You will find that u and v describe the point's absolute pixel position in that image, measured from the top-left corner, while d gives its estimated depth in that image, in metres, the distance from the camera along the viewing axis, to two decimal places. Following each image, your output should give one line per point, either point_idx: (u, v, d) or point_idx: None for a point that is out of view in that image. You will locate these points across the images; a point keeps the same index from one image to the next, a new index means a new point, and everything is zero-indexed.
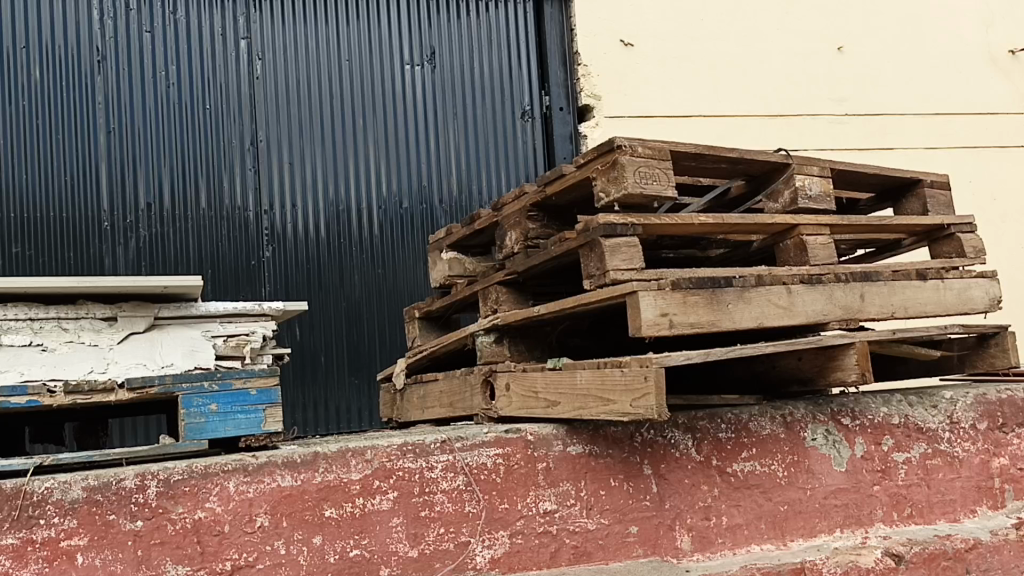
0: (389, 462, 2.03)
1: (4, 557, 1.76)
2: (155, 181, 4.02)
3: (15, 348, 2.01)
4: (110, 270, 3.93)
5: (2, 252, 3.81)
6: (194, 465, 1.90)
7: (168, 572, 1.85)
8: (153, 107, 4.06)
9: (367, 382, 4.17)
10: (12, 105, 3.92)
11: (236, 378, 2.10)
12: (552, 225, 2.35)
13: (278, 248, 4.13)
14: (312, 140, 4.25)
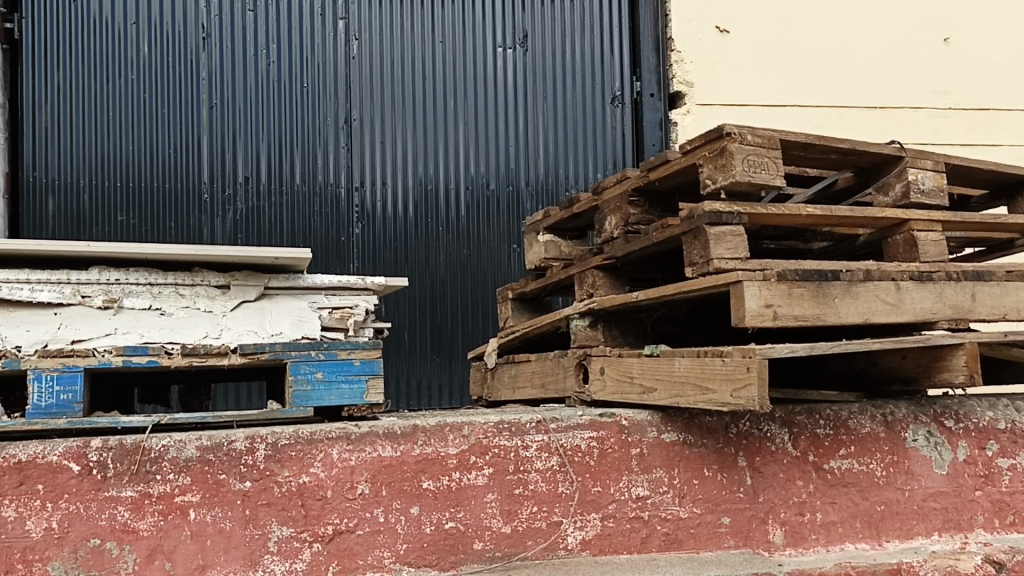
0: (485, 438, 2.06)
1: (123, 508, 1.86)
2: (253, 155, 4.15)
3: (135, 311, 2.10)
4: (208, 240, 4.08)
5: (109, 220, 3.99)
6: (301, 431, 1.97)
7: (273, 532, 1.92)
8: (253, 84, 4.17)
9: (449, 361, 4.23)
10: (121, 79, 4.06)
11: (341, 348, 2.18)
12: (653, 211, 2.35)
13: (367, 225, 4.22)
14: (404, 120, 4.31)
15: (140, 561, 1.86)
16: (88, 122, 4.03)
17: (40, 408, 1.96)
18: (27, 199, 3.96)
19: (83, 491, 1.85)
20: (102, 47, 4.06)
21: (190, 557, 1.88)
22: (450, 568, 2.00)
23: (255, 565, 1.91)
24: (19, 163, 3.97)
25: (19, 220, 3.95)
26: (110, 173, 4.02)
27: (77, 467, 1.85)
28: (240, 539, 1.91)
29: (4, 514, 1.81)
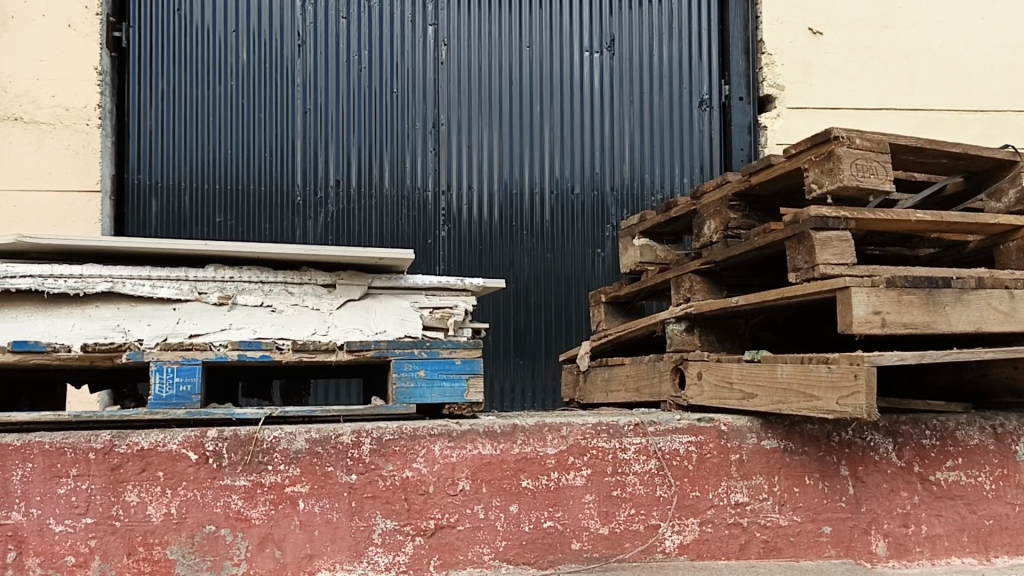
0: (583, 440, 2.07)
1: (237, 496, 1.94)
2: (344, 159, 4.25)
3: (248, 307, 2.19)
4: (301, 240, 4.20)
5: (207, 221, 4.15)
6: (404, 428, 2.02)
7: (378, 525, 1.98)
8: (345, 91, 4.28)
9: (532, 364, 4.26)
10: (222, 85, 4.22)
11: (443, 347, 2.22)
12: (753, 216, 2.32)
13: (454, 228, 4.29)
14: (490, 124, 4.37)
15: (252, 548, 1.93)
16: (190, 127, 4.19)
17: (161, 400, 2.05)
18: (132, 201, 4.14)
19: (200, 479, 1.93)
20: (203, 55, 4.22)
21: (299, 546, 1.95)
22: (548, 566, 2.03)
23: (360, 556, 1.97)
24: (125, 166, 4.15)
25: (125, 221, 4.13)
26: (209, 176, 4.18)
27: (195, 456, 1.93)
28: (346, 530, 1.97)
29: (127, 498, 1.90)
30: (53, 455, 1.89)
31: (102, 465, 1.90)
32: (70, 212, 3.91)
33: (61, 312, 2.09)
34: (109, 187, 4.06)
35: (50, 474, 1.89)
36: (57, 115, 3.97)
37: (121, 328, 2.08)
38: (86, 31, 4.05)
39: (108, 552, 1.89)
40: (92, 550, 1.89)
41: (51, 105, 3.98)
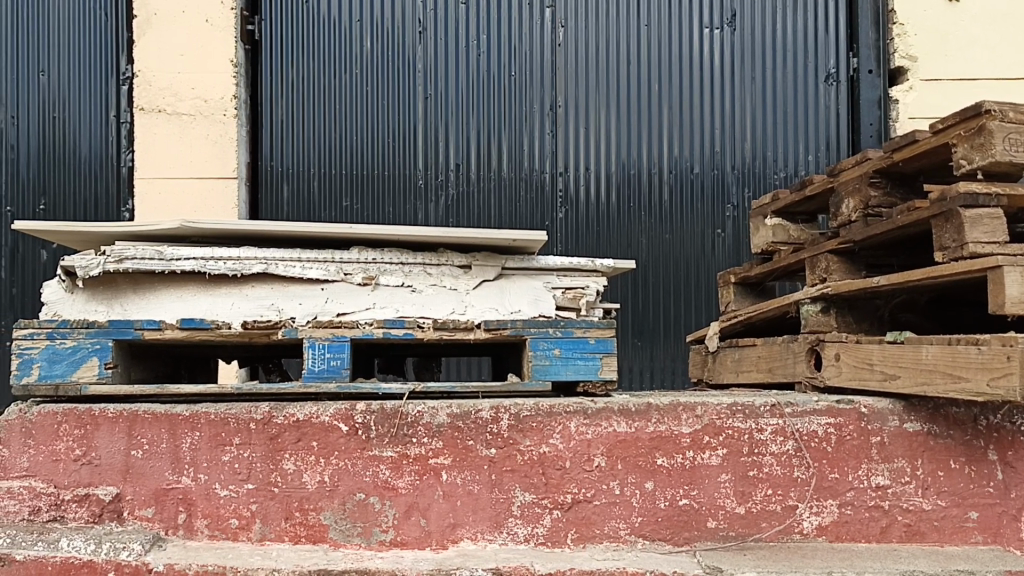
0: (719, 420, 2.08)
1: (385, 466, 2.04)
2: (463, 142, 4.34)
3: (390, 288, 2.28)
4: (422, 223, 4.32)
5: (335, 206, 4.32)
6: (541, 404, 2.08)
7: (517, 497, 2.05)
8: (465, 76, 4.35)
9: (651, 345, 4.26)
10: (347, 73, 4.35)
11: (577, 327, 2.27)
12: (896, 193, 2.26)
13: (571, 210, 4.32)
14: (607, 104, 4.37)
15: (399, 516, 2.04)
16: (318, 115, 4.36)
17: (315, 373, 2.18)
18: (266, 187, 4.34)
19: (350, 449, 2.04)
20: (330, 45, 4.36)
21: (442, 515, 2.04)
22: (684, 544, 2.05)
23: (500, 527, 2.05)
24: (259, 154, 4.35)
25: (259, 206, 4.34)
26: (336, 162, 4.34)
27: (345, 427, 2.05)
28: (488, 501, 2.05)
29: (284, 466, 2.03)
30: (218, 425, 2.04)
31: (262, 434, 2.04)
32: (211, 199, 4.13)
33: (220, 292, 2.23)
34: (245, 174, 4.27)
35: (216, 442, 2.03)
36: (197, 107, 4.18)
37: (275, 307, 2.22)
38: (223, 25, 4.23)
39: (268, 516, 2.03)
40: (253, 514, 2.03)
41: (191, 97, 4.19)
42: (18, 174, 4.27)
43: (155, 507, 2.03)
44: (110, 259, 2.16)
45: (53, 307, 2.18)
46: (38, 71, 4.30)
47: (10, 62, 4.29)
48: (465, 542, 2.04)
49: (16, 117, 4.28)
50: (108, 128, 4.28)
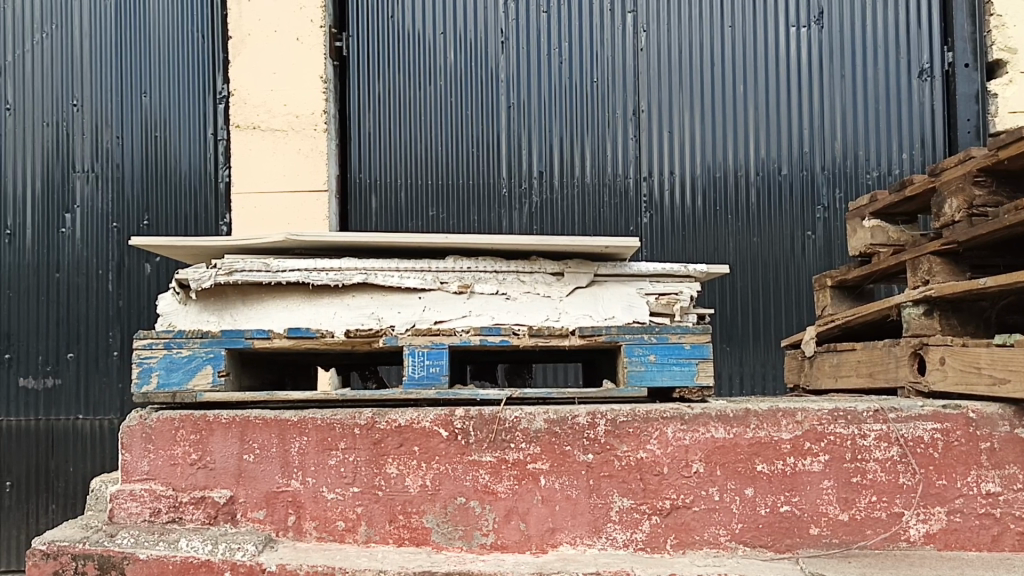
0: (820, 425, 2.06)
1: (484, 471, 2.08)
2: (546, 150, 4.37)
3: (485, 296, 2.33)
4: (507, 231, 4.37)
5: (422, 216, 4.41)
6: (637, 410, 2.08)
7: (615, 503, 2.07)
8: (546, 84, 4.39)
9: (740, 351, 4.21)
10: (432, 85, 4.43)
11: (672, 332, 2.27)
12: (1001, 192, 2.20)
13: (656, 215, 4.31)
14: (691, 108, 4.35)
15: (499, 520, 2.07)
16: (405, 127, 4.45)
17: (415, 380, 2.25)
18: (354, 199, 4.44)
19: (451, 454, 2.09)
20: (415, 57, 4.45)
21: (542, 520, 2.07)
22: (787, 550, 2.04)
23: (599, 532, 2.06)
24: (348, 166, 4.46)
25: (349, 217, 4.44)
26: (422, 173, 4.42)
27: (445, 432, 2.09)
28: (586, 506, 2.07)
29: (388, 470, 2.09)
30: (325, 430, 2.11)
31: (365, 439, 2.10)
32: (304, 212, 4.25)
33: (322, 302, 2.31)
34: (335, 186, 4.38)
35: (323, 446, 2.11)
36: (289, 122, 4.31)
37: (375, 316, 2.29)
38: (312, 43, 4.36)
39: (373, 519, 2.09)
40: (359, 516, 2.10)
41: (284, 113, 4.32)
42: (123, 191, 4.48)
43: (266, 510, 2.11)
44: (221, 272, 2.27)
45: (169, 318, 2.30)
46: (141, 93, 4.50)
47: (114, 85, 4.50)
48: (564, 547, 2.07)
49: (122, 137, 4.49)
50: (206, 146, 4.46)
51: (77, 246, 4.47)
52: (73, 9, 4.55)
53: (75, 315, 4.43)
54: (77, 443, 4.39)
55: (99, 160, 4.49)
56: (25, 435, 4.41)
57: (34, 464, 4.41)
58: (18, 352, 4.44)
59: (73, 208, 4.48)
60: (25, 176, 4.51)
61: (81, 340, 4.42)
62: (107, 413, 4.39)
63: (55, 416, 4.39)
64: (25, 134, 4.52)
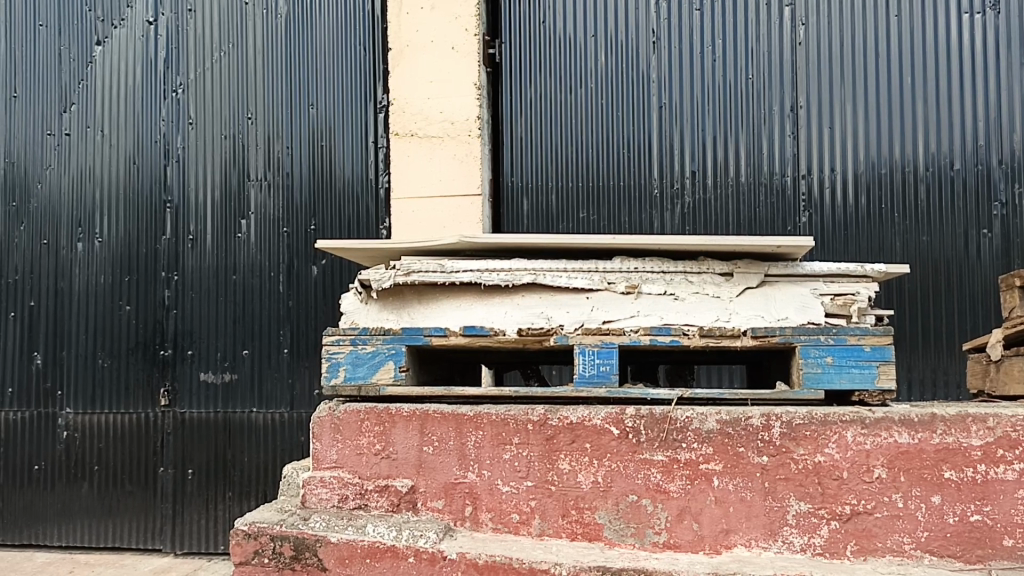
0: (1014, 432, 1.98)
1: (656, 470, 2.11)
2: (699, 150, 4.32)
3: (653, 296, 2.33)
4: (659, 231, 4.35)
5: (572, 218, 4.45)
6: (814, 412, 2.06)
7: (792, 506, 2.05)
8: (701, 84, 4.33)
9: (907, 356, 4.04)
10: (583, 89, 4.46)
11: (850, 334, 2.20)
12: None
13: (816, 214, 4.19)
14: (853, 102, 4.20)
15: (671, 519, 2.09)
16: (557, 130, 4.49)
17: (585, 378, 2.29)
18: (508, 201, 4.53)
19: (622, 452, 2.13)
20: (567, 62, 4.49)
21: (715, 520, 2.08)
22: (977, 561, 1.98)
23: (775, 535, 2.05)
24: (500, 170, 4.55)
25: (502, 220, 4.54)
26: (574, 175, 4.46)
27: (617, 430, 2.14)
28: (761, 509, 2.06)
29: (560, 466, 2.16)
30: (499, 425, 2.20)
31: (538, 435, 2.17)
32: (461, 215, 4.37)
33: (494, 302, 2.39)
34: (489, 191, 4.48)
35: (497, 441, 2.20)
36: (445, 129, 4.42)
37: (545, 315, 2.34)
38: (468, 51, 4.45)
39: (546, 512, 2.16)
40: (533, 510, 2.17)
41: (440, 120, 4.44)
42: (292, 198, 4.75)
43: (445, 500, 2.22)
44: (399, 272, 2.42)
45: (352, 317, 2.48)
46: (309, 105, 4.75)
47: (286, 99, 4.77)
48: (738, 548, 2.07)
49: (292, 147, 4.76)
50: (367, 154, 4.67)
51: (252, 249, 4.78)
52: (247, 29, 4.84)
53: (251, 314, 4.75)
54: (253, 435, 4.72)
55: (271, 169, 4.78)
56: (206, 426, 4.78)
57: (214, 454, 4.77)
58: (200, 349, 4.80)
59: (248, 215, 4.79)
60: (205, 185, 4.86)
61: (255, 337, 4.73)
62: (278, 407, 4.70)
63: (233, 408, 4.74)
64: (205, 146, 4.87)
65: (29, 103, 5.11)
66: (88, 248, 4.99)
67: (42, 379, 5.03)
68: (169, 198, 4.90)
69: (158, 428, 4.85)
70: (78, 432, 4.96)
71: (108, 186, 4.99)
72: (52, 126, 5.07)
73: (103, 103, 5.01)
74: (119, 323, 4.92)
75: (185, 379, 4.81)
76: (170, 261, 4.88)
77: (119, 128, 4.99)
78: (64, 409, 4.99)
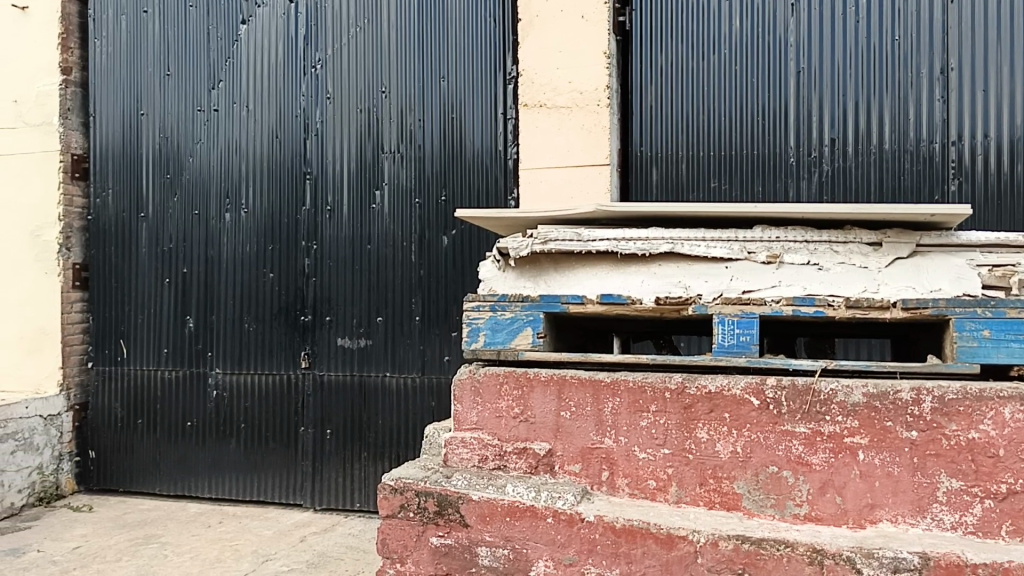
0: None
1: (798, 442, 2.18)
2: (839, 116, 4.16)
3: (796, 266, 2.28)
4: (794, 200, 4.24)
5: (703, 187, 4.36)
6: (968, 388, 2.08)
7: (942, 483, 2.09)
8: (842, 48, 4.16)
9: None
10: (716, 55, 4.35)
11: (1010, 307, 2.10)
12: None
13: (965, 182, 3.99)
14: (1010, 63, 3.96)
15: (813, 491, 2.17)
16: (689, 97, 4.40)
17: (724, 347, 2.28)
18: (636, 171, 4.49)
19: (763, 423, 2.21)
20: (699, 27, 4.39)
21: (860, 495, 2.14)
22: None
23: (923, 511, 2.10)
24: (630, 140, 4.50)
25: (630, 189, 4.50)
26: (705, 144, 4.36)
27: (757, 401, 2.22)
28: (909, 484, 2.11)
29: (699, 434, 2.26)
30: (636, 393, 2.32)
31: (677, 403, 2.28)
32: (586, 186, 4.37)
33: (630, 270, 2.40)
34: (617, 161, 4.45)
35: (635, 408, 2.32)
36: (575, 99, 4.41)
37: (682, 284, 2.33)
38: (598, 20, 4.42)
39: (684, 480, 2.28)
40: (670, 477, 2.29)
41: (569, 90, 4.44)
42: (424, 170, 4.86)
43: (582, 464, 2.37)
44: (536, 241, 2.46)
45: (490, 283, 2.55)
46: (440, 77, 4.83)
47: (418, 71, 4.87)
48: (884, 523, 2.13)
49: (424, 119, 4.86)
50: (496, 126, 4.71)
51: (386, 219, 4.93)
52: (381, 3, 4.95)
53: (385, 282, 4.92)
54: (387, 398, 4.90)
55: (404, 141, 4.90)
56: (343, 388, 5.00)
57: (350, 415, 4.98)
58: (337, 315, 5.01)
59: (382, 185, 4.94)
60: (343, 156, 5.03)
61: (390, 305, 4.90)
62: (409, 372, 4.86)
63: (368, 371, 4.94)
64: (343, 120, 5.03)
65: (180, 81, 5.41)
66: (235, 218, 5.26)
67: (193, 341, 5.37)
68: (309, 169, 5.10)
69: (299, 389, 5.10)
70: (227, 391, 5.28)
71: (253, 159, 5.24)
72: (201, 102, 5.35)
73: (247, 79, 5.25)
74: (263, 290, 5.19)
75: (324, 344, 5.04)
76: (310, 231, 5.09)
77: (262, 103, 5.21)
78: (214, 369, 5.31)
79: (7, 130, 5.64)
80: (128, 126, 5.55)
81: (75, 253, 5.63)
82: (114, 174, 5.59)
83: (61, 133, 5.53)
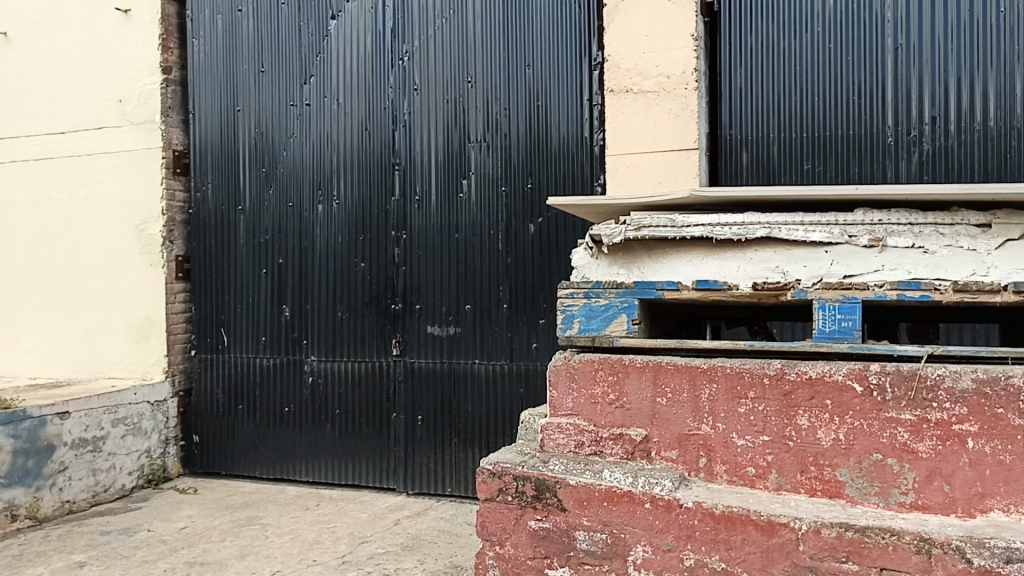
0: None
1: (904, 429, 2.14)
2: (939, 92, 4.01)
3: (899, 250, 2.23)
4: (891, 181, 4.11)
5: (795, 169, 4.26)
6: None
7: None
8: (942, 22, 4.01)
9: None
10: (809, 33, 4.25)
11: None
12: None
13: None
14: None
15: (919, 480, 2.13)
16: (778, 78, 4.31)
17: (825, 333, 2.26)
18: (725, 156, 4.42)
19: (866, 410, 2.18)
20: (790, 5, 4.29)
21: (969, 484, 2.09)
22: None
23: None
24: (719, 123, 4.44)
25: (719, 173, 4.44)
26: (797, 125, 4.26)
27: (860, 388, 2.18)
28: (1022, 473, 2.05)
29: (799, 421, 2.24)
30: (734, 379, 2.31)
31: (776, 390, 2.26)
32: (676, 169, 4.31)
33: (726, 256, 2.37)
34: (705, 146, 4.38)
35: (733, 395, 2.31)
36: (662, 83, 4.37)
37: (780, 270, 2.31)
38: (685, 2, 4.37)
39: (784, 467, 2.26)
40: (770, 464, 2.27)
41: (656, 74, 4.40)
42: (511, 158, 4.88)
43: (679, 450, 2.38)
44: (630, 228, 2.46)
45: (584, 270, 2.57)
46: (526, 66, 4.84)
47: (504, 59, 4.89)
48: (995, 513, 2.07)
49: (509, 108, 4.89)
50: (582, 111, 4.68)
51: (473, 208, 4.98)
52: None
53: (473, 270, 4.98)
54: (476, 385, 4.97)
55: (490, 131, 4.93)
56: (434, 375, 5.09)
57: (440, 401, 5.07)
58: (427, 303, 5.10)
59: (469, 174, 4.99)
60: (431, 145, 5.11)
61: (478, 293, 4.96)
62: (498, 359, 4.91)
63: (458, 359, 5.02)
64: (430, 110, 5.10)
65: (273, 76, 5.56)
66: (328, 209, 5.40)
67: (289, 330, 5.54)
68: (397, 160, 5.19)
69: (390, 376, 5.21)
70: (323, 378, 5.43)
71: (344, 152, 5.36)
72: (294, 97, 5.50)
73: (337, 73, 5.37)
74: (355, 279, 5.31)
75: (415, 331, 5.14)
76: (399, 221, 5.18)
77: (352, 97, 5.33)
78: (310, 356, 5.47)
79: (114, 129, 5.92)
80: (225, 122, 5.74)
81: (177, 246, 5.87)
82: (212, 169, 5.79)
83: (162, 131, 5.76)
